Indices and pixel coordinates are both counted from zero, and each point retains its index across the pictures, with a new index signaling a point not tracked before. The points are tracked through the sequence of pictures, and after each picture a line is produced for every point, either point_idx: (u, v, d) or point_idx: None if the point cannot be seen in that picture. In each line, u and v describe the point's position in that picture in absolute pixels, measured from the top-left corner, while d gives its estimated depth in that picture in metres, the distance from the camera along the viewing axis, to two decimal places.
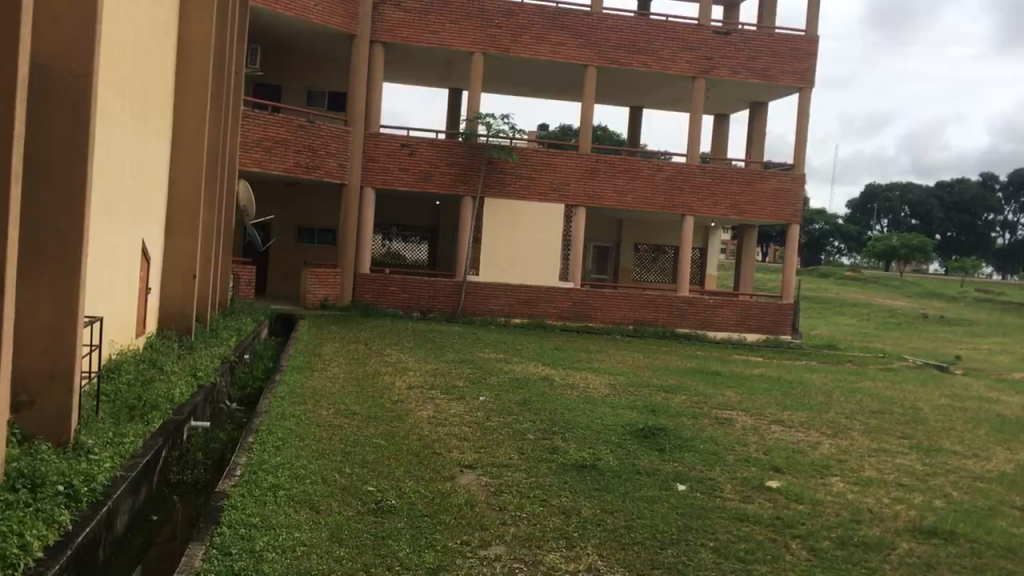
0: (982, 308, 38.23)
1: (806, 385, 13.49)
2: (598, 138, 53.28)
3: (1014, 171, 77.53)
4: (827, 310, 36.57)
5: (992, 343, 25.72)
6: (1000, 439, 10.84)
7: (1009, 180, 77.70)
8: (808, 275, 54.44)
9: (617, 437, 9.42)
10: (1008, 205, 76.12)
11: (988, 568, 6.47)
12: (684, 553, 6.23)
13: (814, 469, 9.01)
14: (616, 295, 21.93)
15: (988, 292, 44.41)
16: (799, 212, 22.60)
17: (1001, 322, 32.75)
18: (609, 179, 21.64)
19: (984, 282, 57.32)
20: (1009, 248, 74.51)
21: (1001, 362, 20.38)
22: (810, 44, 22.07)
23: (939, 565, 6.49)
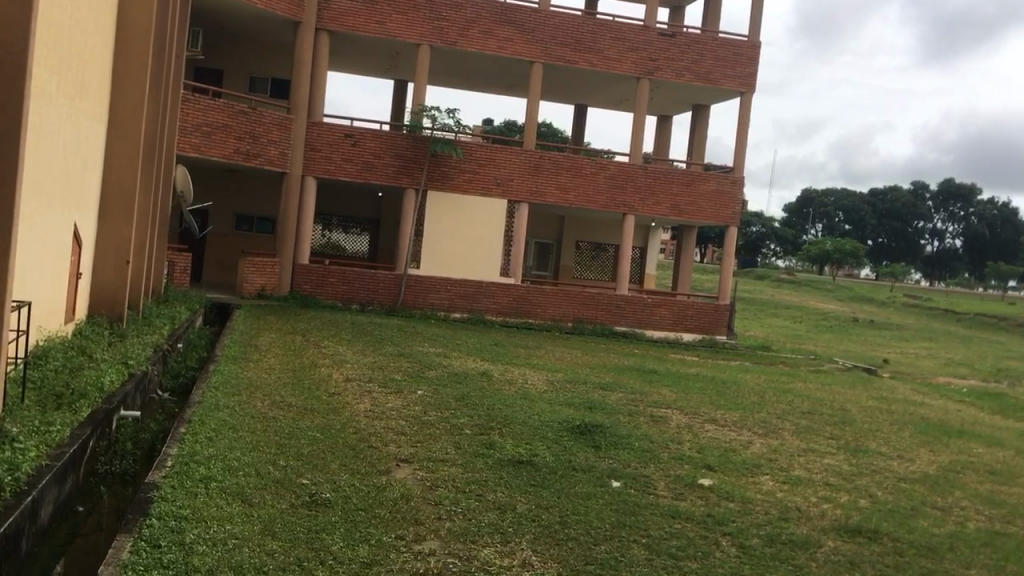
0: (909, 312, 39.40)
1: (741, 385, 13.73)
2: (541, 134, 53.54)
3: (945, 181, 79.57)
4: (760, 312, 37.15)
5: (918, 347, 26.57)
6: (923, 442, 11.20)
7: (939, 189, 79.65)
8: (742, 276, 55.39)
9: (553, 433, 9.48)
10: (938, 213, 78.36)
11: (906, 566, 6.78)
12: (616, 548, 6.32)
13: (745, 467, 9.20)
14: (557, 292, 22.02)
15: (915, 297, 45.75)
16: (737, 214, 22.93)
17: (926, 326, 33.77)
18: (552, 176, 21.73)
19: (913, 287, 58.96)
20: (935, 255, 77.03)
21: (926, 365, 21.08)
22: (753, 50, 22.44)
23: (862, 563, 6.75)
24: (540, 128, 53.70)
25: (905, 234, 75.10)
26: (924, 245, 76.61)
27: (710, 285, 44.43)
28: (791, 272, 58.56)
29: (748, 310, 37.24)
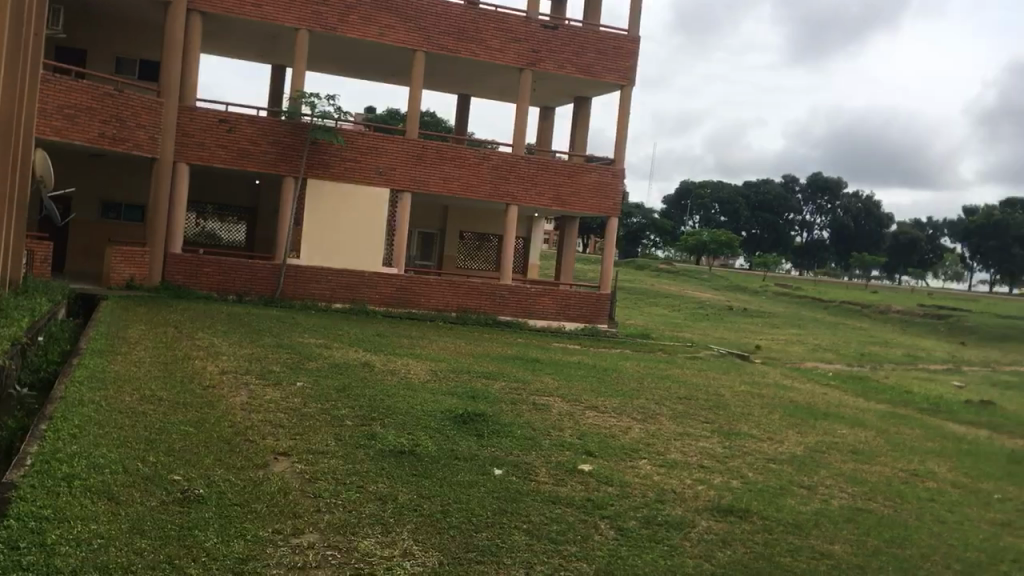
0: (780, 301, 41.09)
1: (620, 372, 14.04)
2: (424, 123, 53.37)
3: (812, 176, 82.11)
4: (639, 301, 38.07)
5: (789, 334, 27.76)
6: (791, 423, 11.70)
7: (808, 182, 82.61)
8: (623, 266, 56.61)
9: (436, 423, 9.46)
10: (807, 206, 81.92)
11: (775, 544, 7.39)
12: (497, 535, 6.39)
13: (624, 452, 9.42)
14: (440, 281, 21.96)
15: (786, 287, 47.78)
16: (617, 205, 23.41)
17: (796, 314, 35.31)
18: (435, 166, 21.68)
19: (784, 277, 61.53)
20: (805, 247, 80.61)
21: (796, 352, 22.04)
22: (632, 44, 22.89)
23: (734, 541, 7.27)
24: (424, 118, 53.50)
25: (777, 224, 78.51)
26: (795, 237, 80.09)
27: (592, 276, 45.27)
28: (669, 262, 60.32)
29: (629, 299, 38.08)
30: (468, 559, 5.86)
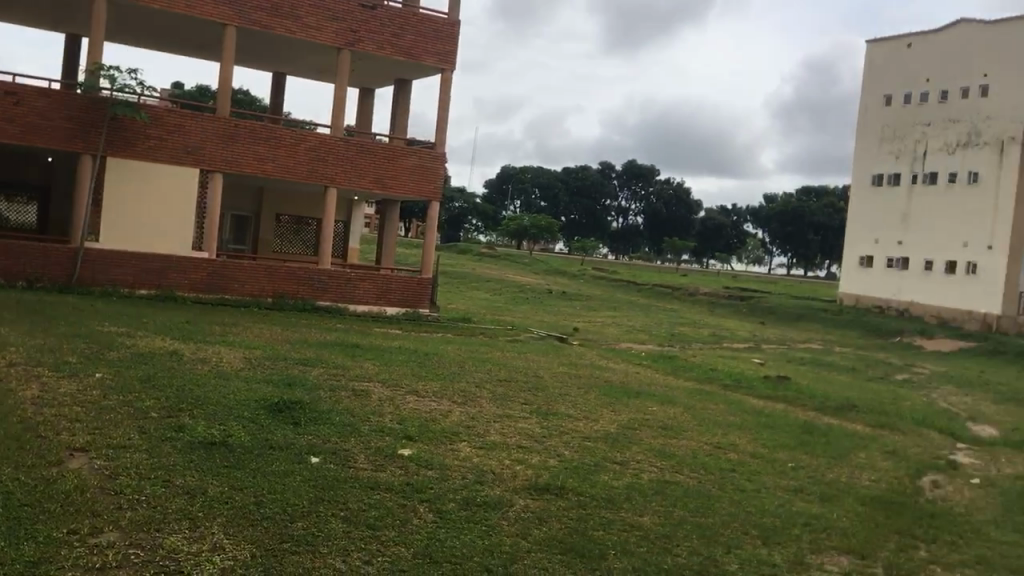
0: (598, 285, 42.47)
1: (441, 356, 14.09)
2: (238, 102, 51.38)
3: (629, 162, 85.59)
4: (461, 285, 38.31)
5: (606, 316, 28.78)
6: (606, 402, 12.13)
7: (624, 168, 85.82)
8: (446, 250, 56.77)
9: (249, 412, 9.13)
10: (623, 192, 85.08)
11: (588, 519, 7.69)
12: (313, 524, 6.30)
13: (443, 435, 9.44)
14: (255, 266, 21.08)
15: (603, 271, 49.47)
16: (439, 188, 23.40)
17: (611, 297, 36.61)
18: (250, 146, 20.95)
19: (601, 262, 63.64)
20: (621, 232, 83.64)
21: (612, 333, 22.88)
22: (452, 28, 22.92)
23: (550, 518, 7.49)
24: (237, 96, 51.49)
25: (593, 210, 80.96)
26: (611, 222, 83.04)
27: (414, 261, 45.15)
28: (490, 246, 61.13)
29: (452, 284, 38.28)
30: (282, 550, 5.76)
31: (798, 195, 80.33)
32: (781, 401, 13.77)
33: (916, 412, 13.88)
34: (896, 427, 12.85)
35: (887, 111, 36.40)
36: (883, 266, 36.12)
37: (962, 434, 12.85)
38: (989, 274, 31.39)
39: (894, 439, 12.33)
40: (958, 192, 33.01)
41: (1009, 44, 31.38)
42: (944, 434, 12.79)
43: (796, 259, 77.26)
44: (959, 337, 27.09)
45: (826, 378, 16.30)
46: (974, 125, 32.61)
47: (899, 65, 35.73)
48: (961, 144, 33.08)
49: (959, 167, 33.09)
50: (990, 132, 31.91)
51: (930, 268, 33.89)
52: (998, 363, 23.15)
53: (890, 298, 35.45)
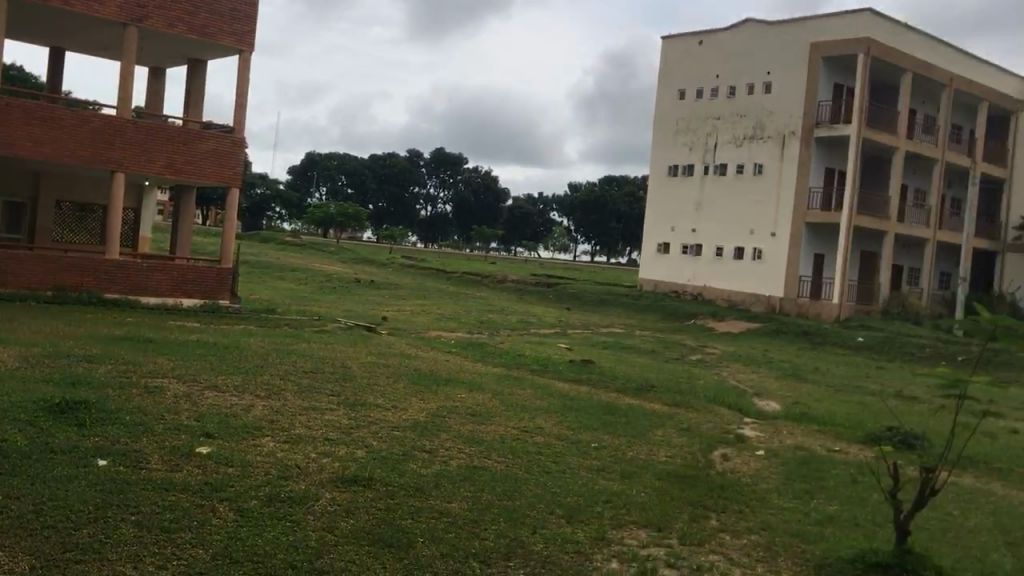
0: (407, 273, 42.29)
1: (243, 349, 13.57)
2: (10, 77, 47.13)
3: (436, 150, 85.85)
4: (264, 274, 37.01)
5: (415, 304, 28.74)
6: (416, 390, 12.12)
7: (431, 157, 85.95)
8: (247, 238, 54.71)
9: (27, 414, 8.43)
10: (431, 180, 85.21)
11: (397, 508, 7.65)
12: (101, 532, 6.03)
13: (245, 431, 9.10)
14: (30, 256, 19.29)
15: (412, 259, 49.33)
16: (238, 174, 22.02)
17: (420, 285, 36.50)
18: (23, 126, 19.12)
19: (409, 249, 63.44)
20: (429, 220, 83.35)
21: (421, 321, 22.87)
22: (251, 7, 21.89)
23: (357, 510, 7.40)
24: (9, 72, 47.21)
25: (401, 197, 80.67)
26: (420, 210, 83.03)
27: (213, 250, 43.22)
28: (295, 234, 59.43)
29: (258, 272, 37.00)
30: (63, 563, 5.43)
31: (602, 184, 83.15)
32: (586, 383, 14.23)
33: (709, 390, 14.72)
34: (690, 405, 13.57)
35: (682, 104, 38.18)
36: (679, 253, 37.87)
37: (749, 409, 13.73)
38: (772, 259, 33.85)
39: (689, 417, 13.01)
40: (744, 183, 35.26)
41: (790, 45, 33.87)
42: (733, 411, 13.63)
43: (601, 247, 80.20)
44: (745, 318, 28.95)
45: (628, 360, 16.99)
46: (759, 120, 34.87)
47: (694, 60, 37.73)
48: (748, 137, 35.29)
49: (746, 159, 35.28)
50: (773, 127, 34.32)
51: (721, 254, 35.96)
52: (781, 343, 24.95)
53: (685, 283, 37.21)
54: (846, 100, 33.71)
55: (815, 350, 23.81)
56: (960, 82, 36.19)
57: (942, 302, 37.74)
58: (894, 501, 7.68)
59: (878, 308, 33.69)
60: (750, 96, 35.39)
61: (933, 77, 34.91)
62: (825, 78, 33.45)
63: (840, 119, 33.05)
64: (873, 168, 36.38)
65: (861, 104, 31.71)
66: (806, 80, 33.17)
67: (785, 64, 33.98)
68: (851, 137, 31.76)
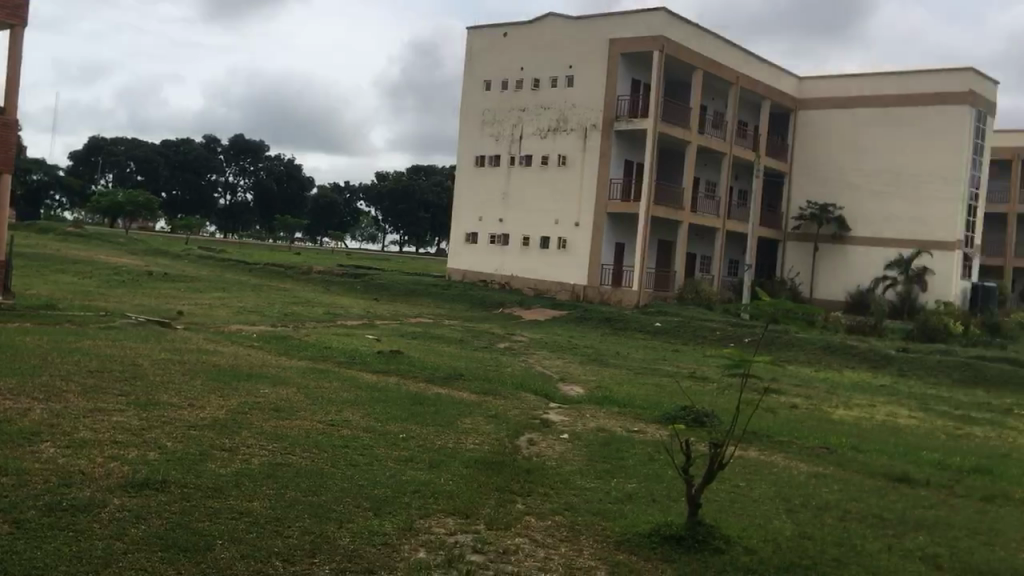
0: (204, 265, 40.41)
1: (17, 349, 12.53)
2: None
3: (234, 136, 80.67)
4: (44, 268, 34.24)
5: (213, 298, 27.59)
6: (213, 388, 11.63)
7: (229, 143, 80.66)
8: (22, 229, 50.28)
9: None
10: (229, 167, 80.60)
11: (193, 510, 7.34)
12: None
13: (21, 437, 8.42)
14: None
15: (211, 251, 47.15)
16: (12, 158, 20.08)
17: (218, 278, 34.92)
18: None
19: (206, 240, 60.65)
20: (228, 209, 80.45)
21: (220, 315, 22.00)
22: None
23: (148, 515, 7.06)
24: None
25: (197, 185, 76.55)
26: (218, 199, 79.67)
27: None
28: (79, 224, 55.36)
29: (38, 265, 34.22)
30: None
31: (408, 173, 82.66)
32: (394, 374, 14.16)
33: (515, 377, 15.01)
34: (497, 392, 13.80)
35: (488, 95, 38.58)
36: (487, 242, 38.33)
37: (554, 395, 14.12)
38: (577, 248, 35.05)
39: (496, 404, 13.21)
40: (549, 174, 36.16)
41: (591, 40, 35.07)
42: (539, 396, 13.97)
43: (409, 237, 80.55)
44: (551, 306, 29.73)
45: (436, 350, 17.07)
46: (562, 112, 35.87)
47: (499, 51, 38.22)
48: (552, 129, 36.20)
49: (551, 150, 36.18)
50: (575, 120, 35.43)
51: (528, 243, 36.75)
52: (585, 329, 25.83)
53: (493, 272, 37.73)
54: (643, 94, 35.35)
55: (615, 336, 24.86)
56: (744, 81, 38.78)
57: (731, 288, 40.38)
58: (685, 476, 8.19)
59: (674, 293, 35.64)
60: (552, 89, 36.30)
61: (720, 75, 37.22)
62: (624, 73, 34.92)
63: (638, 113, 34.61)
64: (668, 160, 38.38)
65: (656, 99, 33.30)
66: (606, 75, 34.48)
67: (587, 58, 35.14)
68: (648, 130, 33.40)
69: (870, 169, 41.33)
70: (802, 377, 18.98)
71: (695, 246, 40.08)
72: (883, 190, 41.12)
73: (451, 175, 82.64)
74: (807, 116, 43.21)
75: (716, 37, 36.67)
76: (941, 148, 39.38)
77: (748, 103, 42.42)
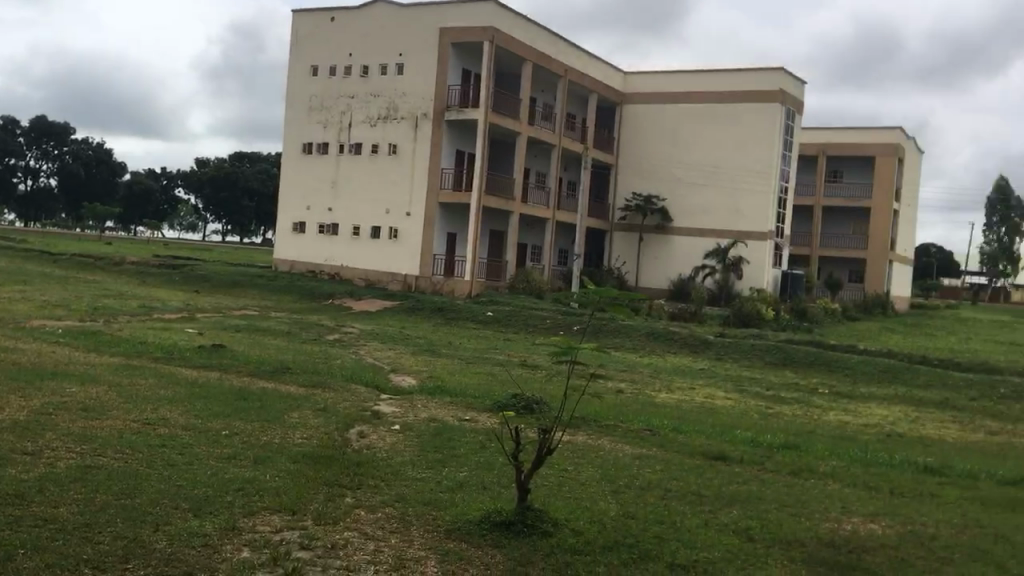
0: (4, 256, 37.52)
1: None
2: None
3: (35, 118, 73.41)
4: None
5: (14, 292, 25.68)
6: (13, 388, 10.80)
7: (30, 124, 73.77)
8: None
9: None
10: (30, 151, 73.85)
11: None
12: None
13: None
14: None
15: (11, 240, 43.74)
16: None
17: (22, 270, 32.50)
18: None
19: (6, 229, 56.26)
20: (30, 196, 74.88)
21: (20, 309, 20.47)
22: None
23: None
24: None
25: None
26: (19, 185, 74.06)
27: None
28: None
29: None
30: None
31: (231, 160, 79.55)
32: (217, 369, 13.63)
33: (344, 370, 14.76)
34: (327, 385, 13.54)
35: (315, 81, 37.68)
36: (315, 232, 37.47)
37: (385, 385, 14.01)
38: (407, 238, 34.95)
39: (325, 396, 12.95)
40: (379, 163, 35.78)
41: (422, 29, 34.99)
42: (370, 388, 13.81)
43: (233, 226, 78.20)
44: (384, 296, 29.46)
45: (261, 343, 16.55)
46: (392, 101, 35.59)
47: (327, 37, 37.42)
48: (382, 117, 35.85)
49: (381, 139, 35.83)
50: (406, 108, 35.26)
51: (358, 233, 36.24)
52: (417, 320, 25.79)
53: (322, 263, 36.95)
54: (473, 85, 35.62)
55: (447, 325, 25.00)
56: (572, 75, 39.82)
57: (560, 277, 41.38)
58: (515, 462, 8.21)
59: (505, 283, 36.17)
60: (382, 76, 35.92)
61: (548, 68, 38.00)
62: (455, 63, 35.05)
63: (469, 102, 34.85)
64: (498, 151, 38.83)
65: (487, 90, 33.66)
66: (437, 64, 34.52)
67: (417, 46, 35.04)
68: (479, 121, 33.74)
69: (692, 162, 43.31)
70: (627, 362, 19.65)
71: (525, 236, 40.78)
72: (702, 182, 43.22)
73: (277, 163, 80.30)
74: (630, 109, 44.67)
75: (544, 30, 37.35)
76: (753, 143, 41.99)
77: (577, 96, 43.44)
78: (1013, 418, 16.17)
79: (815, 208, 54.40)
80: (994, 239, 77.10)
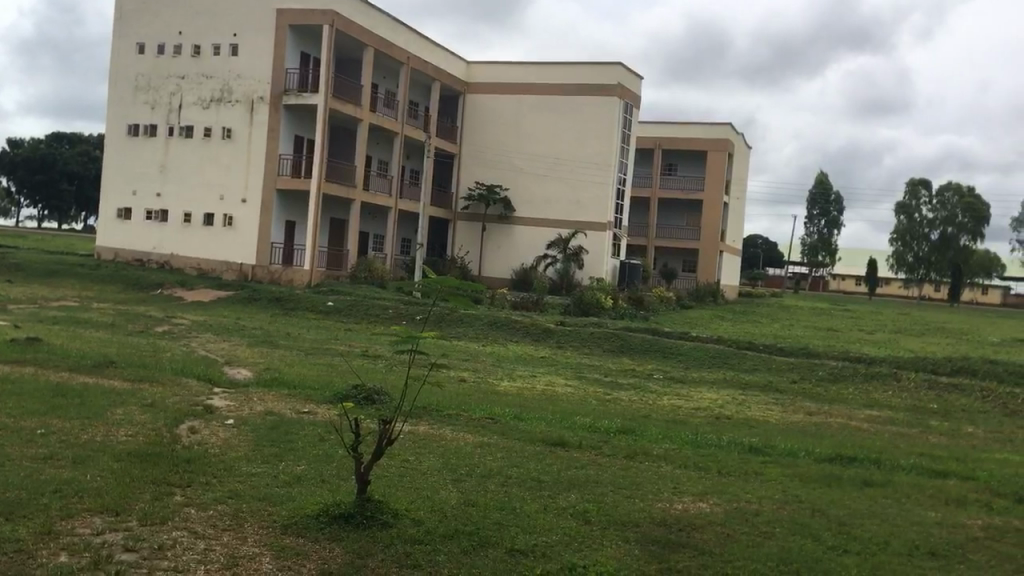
0: None
1: None
2: None
3: None
4: None
5: None
6: None
7: None
8: None
9: None
10: None
11: None
12: None
13: None
14: None
15: None
16: None
17: None
18: None
19: None
20: None
21: None
22: None
23: None
24: None
25: None
26: None
27: None
28: None
29: None
30: None
31: (47, 140, 74.38)
32: (31, 364, 12.75)
33: (174, 363, 14.12)
34: (154, 379, 12.92)
35: (141, 59, 35.74)
36: (142, 219, 35.60)
37: (218, 378, 13.51)
38: (244, 226, 33.94)
39: (152, 392, 12.33)
40: (212, 148, 34.46)
41: (257, 9, 33.93)
42: (201, 381, 13.27)
43: (50, 211, 72.84)
44: (218, 286, 28.40)
45: (79, 336, 15.57)
46: (226, 83, 34.34)
47: (154, 13, 35.60)
48: (214, 100, 34.53)
49: (214, 122, 34.51)
50: (240, 91, 34.14)
51: (189, 221, 34.76)
52: (254, 310, 25.01)
53: (150, 251, 35.20)
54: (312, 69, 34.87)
55: (285, 316, 24.33)
56: (414, 62, 39.67)
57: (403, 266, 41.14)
58: (354, 455, 7.98)
59: (346, 272, 35.68)
60: (215, 57, 34.60)
61: (389, 55, 37.67)
62: (292, 46, 34.24)
63: (308, 87, 34.16)
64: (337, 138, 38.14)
65: (326, 74, 33.10)
66: (273, 46, 33.65)
67: (252, 27, 34.00)
68: (319, 106, 33.12)
69: (534, 154, 44.01)
70: (468, 351, 19.68)
71: (367, 225, 40.28)
72: (544, 173, 44.02)
73: (99, 145, 75.48)
74: (473, 99, 44.92)
75: (386, 16, 37.04)
76: (592, 135, 43.08)
77: (419, 84, 43.28)
78: (827, 399, 17.32)
79: (651, 199, 56.43)
80: (814, 231, 82.31)
